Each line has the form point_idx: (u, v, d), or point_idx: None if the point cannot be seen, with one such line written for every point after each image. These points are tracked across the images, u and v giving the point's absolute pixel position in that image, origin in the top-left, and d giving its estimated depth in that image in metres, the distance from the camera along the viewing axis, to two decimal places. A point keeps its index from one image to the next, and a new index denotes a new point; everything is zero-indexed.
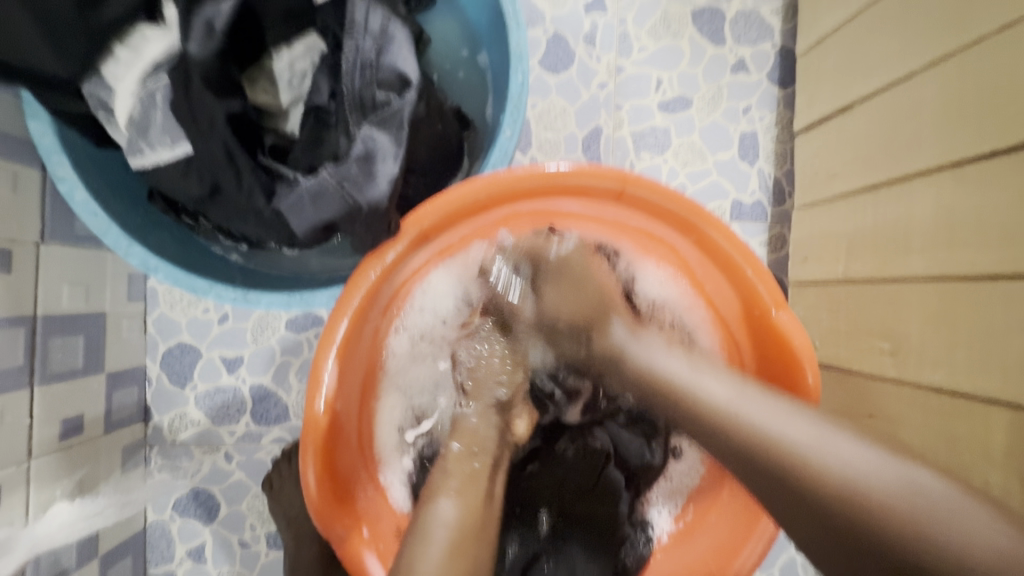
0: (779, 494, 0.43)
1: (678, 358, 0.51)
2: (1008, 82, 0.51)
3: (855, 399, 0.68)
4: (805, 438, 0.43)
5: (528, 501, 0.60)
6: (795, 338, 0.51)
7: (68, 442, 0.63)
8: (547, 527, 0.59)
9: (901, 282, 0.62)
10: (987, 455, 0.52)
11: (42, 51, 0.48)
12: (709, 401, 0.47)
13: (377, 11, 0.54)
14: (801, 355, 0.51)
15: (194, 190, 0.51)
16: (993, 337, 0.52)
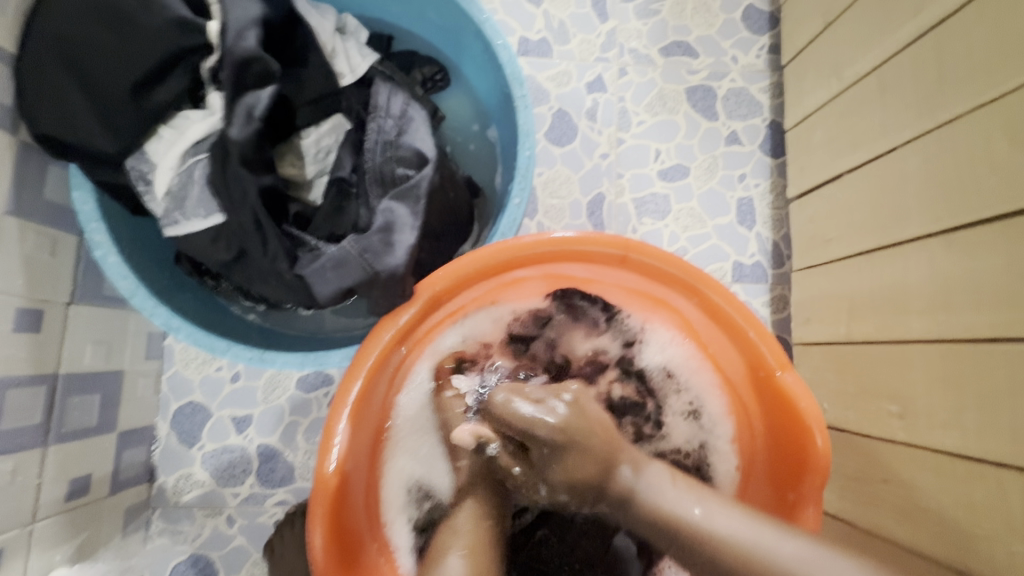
0: None
1: (686, 492, 0.49)
2: (985, 154, 0.55)
3: (867, 462, 0.67)
4: (832, 575, 0.43)
5: (538, 568, 0.58)
6: (800, 401, 0.52)
7: (74, 503, 0.63)
8: None
9: (902, 343, 0.63)
10: (1009, 524, 0.51)
11: (95, 131, 0.53)
12: (731, 543, 0.46)
13: (398, 96, 0.61)
14: (807, 417, 0.52)
15: (221, 256, 0.54)
16: (1000, 398, 0.52)
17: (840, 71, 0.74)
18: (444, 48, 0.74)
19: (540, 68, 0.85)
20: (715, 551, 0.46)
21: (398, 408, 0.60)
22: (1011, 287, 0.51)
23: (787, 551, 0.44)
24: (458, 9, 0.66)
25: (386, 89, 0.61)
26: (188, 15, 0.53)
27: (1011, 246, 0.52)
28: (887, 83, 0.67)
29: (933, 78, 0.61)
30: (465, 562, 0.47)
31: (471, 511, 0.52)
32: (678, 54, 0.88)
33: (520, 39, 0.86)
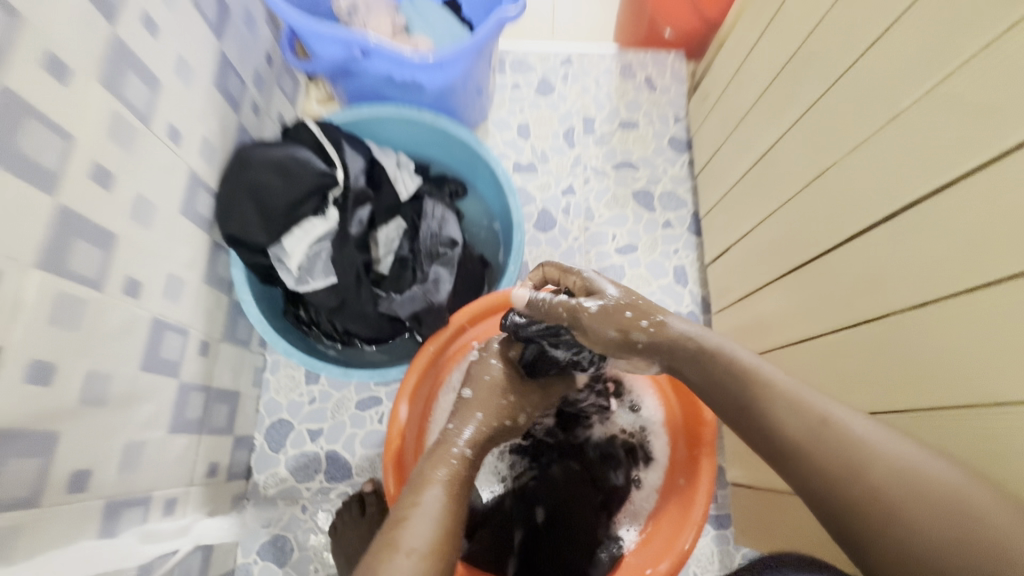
0: (863, 486, 0.53)
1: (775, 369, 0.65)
2: (791, 231, 0.87)
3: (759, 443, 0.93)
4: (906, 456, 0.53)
5: (529, 504, 0.83)
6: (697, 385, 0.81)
7: (209, 480, 0.89)
8: (541, 519, 0.83)
9: (774, 350, 0.93)
10: None
11: (258, 232, 0.86)
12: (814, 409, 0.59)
13: (439, 206, 0.97)
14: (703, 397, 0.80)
15: (330, 302, 0.88)
16: (821, 374, 0.80)
17: (724, 179, 1.10)
18: (464, 173, 1.12)
19: (529, 180, 1.23)
20: (802, 410, 0.60)
21: (438, 408, 0.86)
22: (814, 308, 0.82)
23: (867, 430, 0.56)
24: (474, 151, 1.05)
25: (431, 203, 0.97)
26: (323, 166, 0.89)
27: (813, 286, 0.83)
28: (744, 187, 1.02)
29: (762, 183, 0.96)
30: (443, 496, 0.61)
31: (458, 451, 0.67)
32: (625, 168, 1.26)
33: (514, 162, 1.25)
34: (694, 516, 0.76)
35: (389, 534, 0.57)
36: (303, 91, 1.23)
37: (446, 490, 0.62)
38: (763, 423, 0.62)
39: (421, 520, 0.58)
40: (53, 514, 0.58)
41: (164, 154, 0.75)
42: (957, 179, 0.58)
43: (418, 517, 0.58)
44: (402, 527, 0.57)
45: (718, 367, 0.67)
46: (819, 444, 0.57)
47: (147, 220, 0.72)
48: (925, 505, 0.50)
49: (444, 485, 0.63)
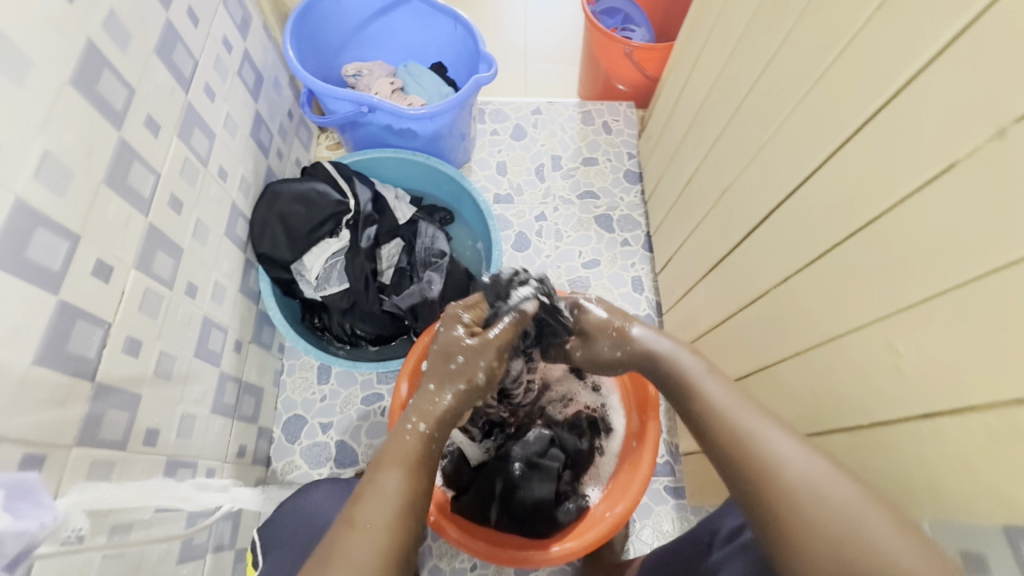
0: (771, 499, 0.59)
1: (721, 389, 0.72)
2: (706, 236, 1.08)
3: None
4: (813, 474, 0.59)
5: (508, 462, 0.98)
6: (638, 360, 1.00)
7: (239, 460, 1.05)
8: (519, 469, 0.97)
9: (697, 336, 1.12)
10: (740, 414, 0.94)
11: (284, 250, 1.06)
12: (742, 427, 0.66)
13: (431, 227, 1.19)
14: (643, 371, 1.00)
15: (342, 303, 1.08)
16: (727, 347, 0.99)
17: (665, 202, 1.33)
18: (452, 202, 1.35)
19: (507, 209, 1.46)
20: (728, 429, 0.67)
21: None
22: (720, 295, 1.02)
23: (778, 446, 0.63)
24: (459, 183, 1.28)
25: (425, 224, 1.19)
26: (338, 197, 1.10)
27: (718, 278, 1.03)
28: (678, 207, 1.24)
29: (687, 201, 1.18)
30: (401, 480, 0.68)
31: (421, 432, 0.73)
32: (588, 197, 1.49)
33: (494, 195, 1.48)
34: (642, 468, 0.93)
35: (353, 510, 0.65)
36: (316, 140, 1.46)
37: (407, 469, 0.69)
38: (709, 436, 0.69)
39: (381, 501, 0.65)
40: (135, 458, 0.75)
41: (216, 188, 0.96)
42: (791, 191, 0.79)
43: (371, 493, 0.66)
44: (362, 505, 0.65)
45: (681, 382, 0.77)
46: (740, 446, 0.65)
47: (203, 238, 0.93)
48: (816, 519, 0.56)
49: (405, 471, 0.69)
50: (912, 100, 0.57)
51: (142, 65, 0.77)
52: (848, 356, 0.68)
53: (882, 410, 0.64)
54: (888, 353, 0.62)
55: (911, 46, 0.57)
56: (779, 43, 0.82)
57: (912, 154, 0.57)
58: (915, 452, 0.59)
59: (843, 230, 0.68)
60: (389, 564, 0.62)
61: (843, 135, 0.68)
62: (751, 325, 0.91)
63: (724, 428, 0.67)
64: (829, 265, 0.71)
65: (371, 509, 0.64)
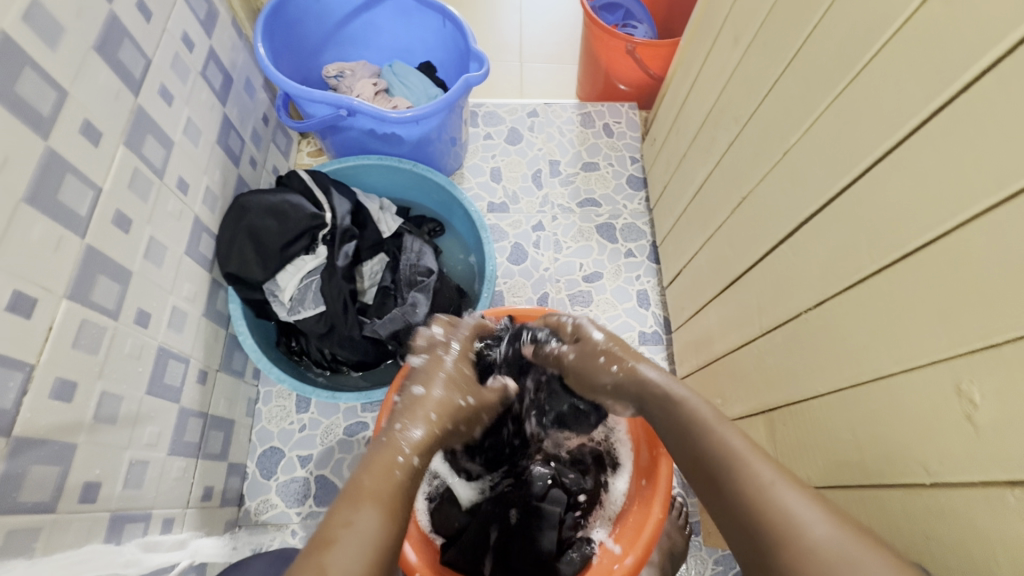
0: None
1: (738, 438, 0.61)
2: (721, 249, 0.98)
3: None
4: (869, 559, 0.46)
5: (504, 504, 0.89)
6: None
7: (204, 503, 0.95)
8: (515, 517, 0.88)
9: (713, 360, 1.02)
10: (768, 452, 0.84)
11: (253, 268, 0.96)
12: (765, 486, 0.55)
13: (418, 241, 1.10)
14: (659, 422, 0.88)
15: (319, 328, 0.97)
16: (749, 375, 0.89)
17: (673, 210, 1.23)
18: (442, 213, 1.25)
19: (502, 219, 1.36)
20: (752, 488, 0.55)
21: None
22: (739, 315, 0.92)
23: (813, 516, 0.50)
24: (450, 193, 1.18)
25: (410, 236, 1.10)
26: (314, 210, 1.00)
27: (737, 297, 0.93)
28: (687, 215, 1.14)
29: (699, 210, 1.08)
30: (379, 519, 0.55)
31: (406, 459, 0.63)
32: (589, 206, 1.39)
33: (488, 204, 1.37)
34: (655, 508, 0.82)
35: (312, 557, 0.50)
36: (296, 147, 1.36)
37: (387, 505, 0.57)
38: (727, 497, 0.57)
39: (354, 547, 0.51)
40: (67, 521, 0.64)
41: (175, 203, 0.86)
42: (827, 201, 0.69)
43: (346, 540, 0.51)
44: (327, 552, 0.50)
45: (708, 453, 0.61)
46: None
47: (157, 259, 0.82)
48: None
49: (383, 508, 0.56)
50: (990, 97, 0.47)
51: (78, 63, 0.67)
52: (905, 398, 0.58)
53: (947, 467, 0.53)
54: (956, 399, 0.52)
55: (991, 25, 0.47)
56: (808, 33, 0.72)
57: (994, 158, 0.47)
58: (993, 524, 0.49)
59: (898, 248, 0.58)
60: None
61: (895, 136, 0.58)
62: (779, 352, 0.80)
63: (796, 546, 0.49)
64: (882, 290, 0.61)
65: (339, 556, 0.50)
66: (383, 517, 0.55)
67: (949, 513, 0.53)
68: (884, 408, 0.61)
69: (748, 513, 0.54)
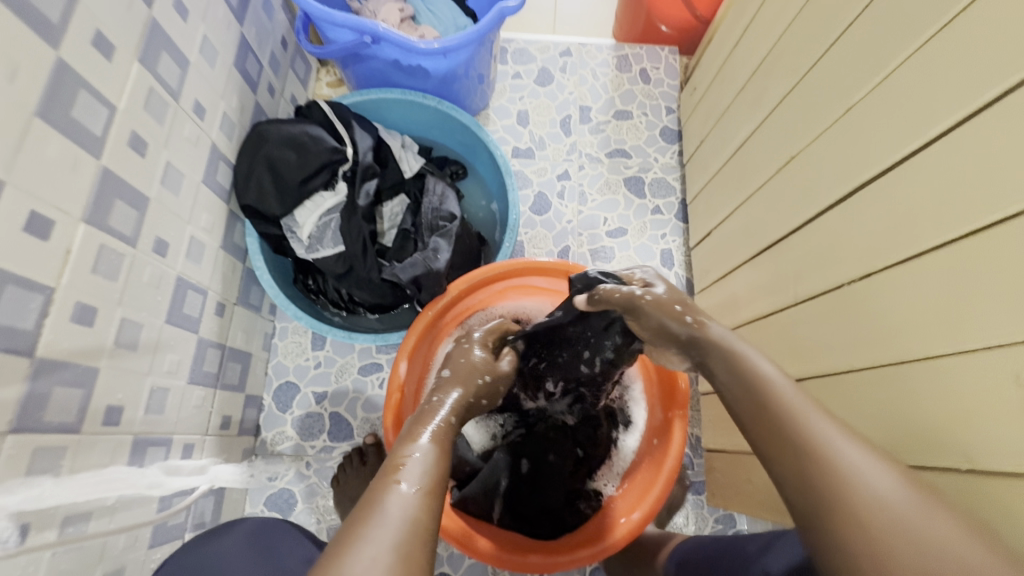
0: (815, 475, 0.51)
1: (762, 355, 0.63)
2: (763, 214, 0.93)
3: (726, 412, 0.99)
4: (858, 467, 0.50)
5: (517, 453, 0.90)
6: (681, 378, 0.87)
7: (222, 431, 0.97)
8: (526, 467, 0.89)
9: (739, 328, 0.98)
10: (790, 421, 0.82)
11: (273, 203, 0.94)
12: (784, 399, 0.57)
13: (441, 183, 1.05)
14: (682, 391, 0.86)
15: (337, 268, 0.95)
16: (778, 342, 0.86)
17: (709, 167, 1.16)
18: (464, 155, 1.20)
19: (526, 165, 1.30)
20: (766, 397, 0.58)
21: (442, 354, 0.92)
22: (775, 286, 0.88)
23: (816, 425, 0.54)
24: (474, 134, 1.12)
25: (433, 179, 1.05)
26: (334, 143, 0.96)
27: (775, 265, 0.89)
28: (727, 175, 1.07)
29: (740, 169, 1.02)
30: (432, 447, 0.58)
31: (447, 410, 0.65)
32: (618, 156, 1.32)
33: (513, 148, 1.31)
34: (667, 465, 0.83)
35: (382, 478, 0.53)
36: (315, 75, 1.30)
37: (435, 440, 0.60)
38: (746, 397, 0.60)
39: (415, 467, 0.55)
40: (93, 440, 0.65)
41: (191, 127, 0.82)
42: (891, 165, 0.64)
43: (414, 460, 0.56)
44: (393, 474, 0.54)
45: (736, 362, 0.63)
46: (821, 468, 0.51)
47: (175, 187, 0.80)
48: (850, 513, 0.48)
49: (434, 438, 0.60)
50: None
51: None
52: (952, 382, 0.55)
53: (993, 455, 0.51)
54: (1014, 388, 0.49)
55: None
56: None
57: None
58: None
59: (965, 224, 0.54)
60: (429, 537, 0.50)
61: (984, 97, 0.52)
62: (811, 323, 0.78)
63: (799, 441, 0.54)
64: (939, 268, 0.57)
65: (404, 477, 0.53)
66: (435, 444, 0.59)
67: (981, 500, 0.52)
68: (928, 390, 0.58)
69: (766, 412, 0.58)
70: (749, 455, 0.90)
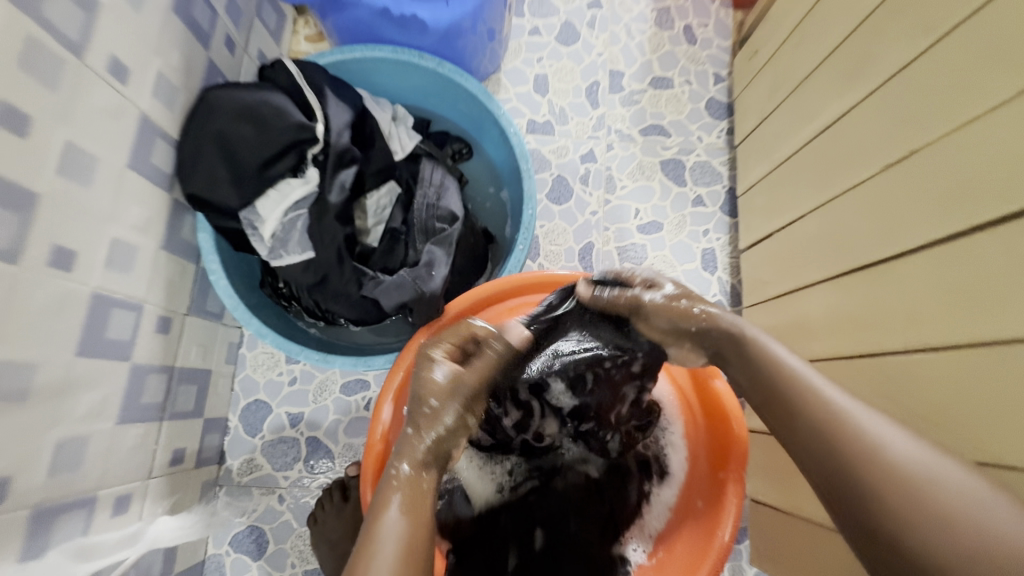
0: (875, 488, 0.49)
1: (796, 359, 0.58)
2: (854, 224, 0.72)
3: (783, 460, 0.81)
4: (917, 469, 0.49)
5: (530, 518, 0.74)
6: (734, 424, 0.69)
7: (173, 469, 0.80)
8: (540, 543, 0.72)
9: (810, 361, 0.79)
10: None
11: (227, 193, 0.74)
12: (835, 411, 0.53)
13: (438, 170, 0.85)
14: (738, 446, 0.68)
15: (308, 279, 0.76)
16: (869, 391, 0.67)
17: (771, 153, 0.94)
18: (470, 130, 0.98)
19: (544, 143, 1.08)
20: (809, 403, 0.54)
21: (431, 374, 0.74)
22: (870, 318, 0.68)
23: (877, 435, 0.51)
24: (482, 105, 0.90)
25: (429, 166, 0.85)
26: (301, 118, 0.74)
27: (871, 290, 0.69)
28: (800, 165, 0.85)
29: (822, 160, 0.80)
30: (402, 513, 0.51)
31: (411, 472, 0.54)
32: (654, 134, 1.10)
33: (529, 121, 1.09)
34: (718, 540, 0.66)
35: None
36: (290, 26, 1.06)
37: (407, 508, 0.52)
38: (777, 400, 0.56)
39: (383, 557, 0.48)
40: None
41: (107, 94, 0.62)
42: None
43: (386, 530, 0.50)
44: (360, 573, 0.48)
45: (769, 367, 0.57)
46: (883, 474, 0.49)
47: (84, 175, 0.60)
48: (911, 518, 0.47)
49: (405, 494, 0.52)
50: None
51: None
52: None
53: None
54: None
55: None
56: None
57: None
58: None
59: None
60: None
61: None
62: (928, 381, 0.58)
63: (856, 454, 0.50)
64: None
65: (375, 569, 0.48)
66: (407, 503, 0.52)
67: None
68: None
69: (814, 417, 0.53)
70: (818, 524, 0.72)
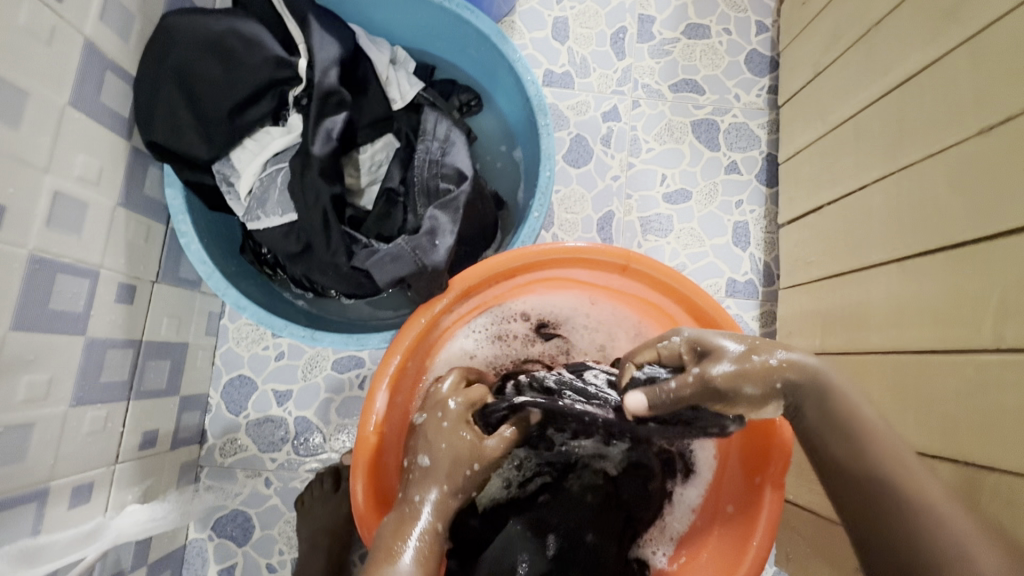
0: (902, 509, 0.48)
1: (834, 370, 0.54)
2: (932, 199, 0.62)
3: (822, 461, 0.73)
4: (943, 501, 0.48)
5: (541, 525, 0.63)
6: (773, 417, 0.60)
7: (144, 453, 0.73)
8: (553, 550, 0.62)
9: (865, 354, 0.69)
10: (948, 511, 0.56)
11: (193, 141, 0.63)
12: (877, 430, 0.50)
13: (443, 122, 0.74)
14: (779, 446, 0.59)
15: (291, 246, 0.66)
16: (938, 392, 0.58)
17: (825, 115, 0.83)
18: (479, 79, 0.86)
19: (562, 98, 0.96)
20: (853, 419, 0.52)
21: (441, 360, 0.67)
22: (946, 310, 0.58)
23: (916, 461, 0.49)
24: (494, 48, 0.78)
25: (432, 117, 0.74)
26: (281, 53, 0.65)
27: (949, 278, 0.59)
28: (861, 130, 0.74)
29: (892, 125, 0.69)
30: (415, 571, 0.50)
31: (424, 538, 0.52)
32: (686, 91, 0.98)
33: (546, 72, 0.96)
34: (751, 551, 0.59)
35: None
36: None
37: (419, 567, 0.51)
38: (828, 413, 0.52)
39: None
40: None
41: (36, 12, 0.50)
42: None
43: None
44: None
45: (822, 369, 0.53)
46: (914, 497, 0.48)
47: (9, 113, 0.49)
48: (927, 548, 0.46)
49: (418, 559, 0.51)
50: None
51: None
52: None
53: None
54: None
55: None
56: None
57: None
58: None
59: None
60: None
61: None
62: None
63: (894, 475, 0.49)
64: None
65: None
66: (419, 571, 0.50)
67: None
68: None
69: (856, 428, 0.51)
70: None
